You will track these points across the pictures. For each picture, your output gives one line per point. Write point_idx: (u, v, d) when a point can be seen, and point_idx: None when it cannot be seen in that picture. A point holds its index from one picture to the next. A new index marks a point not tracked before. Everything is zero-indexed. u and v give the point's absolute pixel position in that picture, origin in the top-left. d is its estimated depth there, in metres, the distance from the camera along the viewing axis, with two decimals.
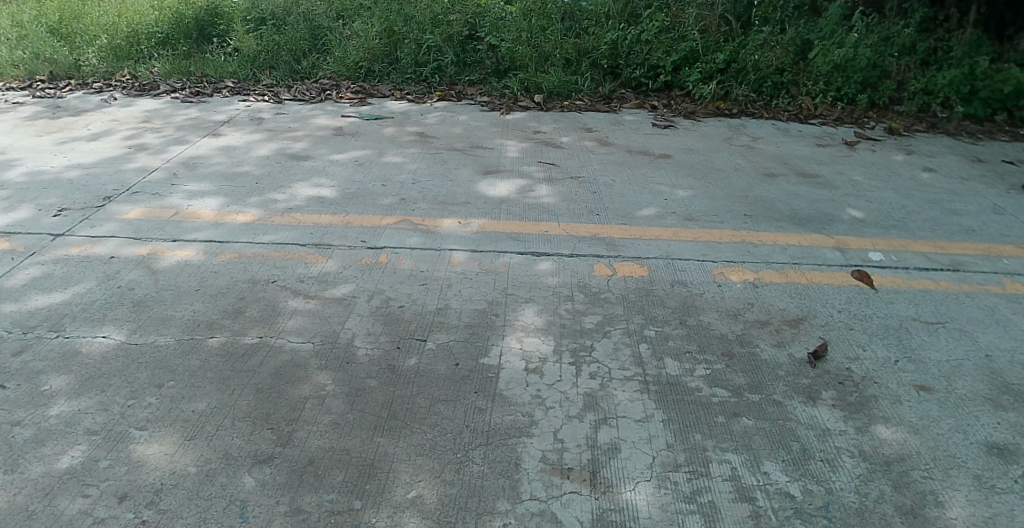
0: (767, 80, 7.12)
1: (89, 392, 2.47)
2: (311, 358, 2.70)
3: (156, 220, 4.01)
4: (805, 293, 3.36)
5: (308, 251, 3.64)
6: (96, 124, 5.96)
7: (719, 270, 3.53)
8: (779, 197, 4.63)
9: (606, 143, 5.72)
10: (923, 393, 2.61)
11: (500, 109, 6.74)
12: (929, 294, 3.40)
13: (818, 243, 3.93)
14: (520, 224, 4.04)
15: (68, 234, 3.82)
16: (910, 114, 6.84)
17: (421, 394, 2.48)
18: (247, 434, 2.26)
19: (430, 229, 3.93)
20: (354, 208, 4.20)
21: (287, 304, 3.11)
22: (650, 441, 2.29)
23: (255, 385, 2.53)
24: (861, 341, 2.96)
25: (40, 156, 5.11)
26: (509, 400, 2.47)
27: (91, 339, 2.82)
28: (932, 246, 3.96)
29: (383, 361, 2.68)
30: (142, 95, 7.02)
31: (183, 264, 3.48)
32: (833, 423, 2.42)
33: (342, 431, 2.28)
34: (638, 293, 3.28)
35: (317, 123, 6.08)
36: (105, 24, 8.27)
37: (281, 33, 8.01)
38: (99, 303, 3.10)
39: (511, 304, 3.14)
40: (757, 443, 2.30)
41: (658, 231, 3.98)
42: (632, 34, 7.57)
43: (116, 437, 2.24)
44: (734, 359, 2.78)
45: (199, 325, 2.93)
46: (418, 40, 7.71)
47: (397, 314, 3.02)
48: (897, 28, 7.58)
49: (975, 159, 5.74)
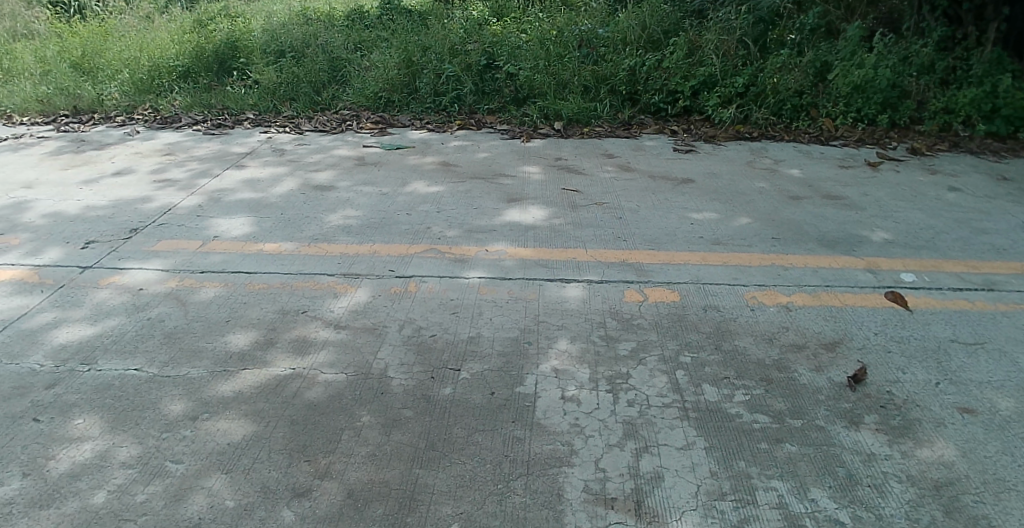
0: (786, 103, 7.14)
1: (123, 426, 2.47)
2: (345, 389, 2.68)
3: (183, 251, 4.05)
4: (840, 316, 3.31)
5: (337, 281, 3.64)
6: (120, 158, 6.06)
7: (750, 294, 3.50)
8: (807, 219, 4.59)
9: (627, 169, 5.73)
10: (967, 416, 2.56)
11: (519, 137, 6.79)
12: (965, 315, 3.35)
13: (849, 265, 3.88)
14: (548, 251, 4.03)
15: (96, 267, 3.86)
16: (932, 134, 6.82)
17: (457, 424, 2.46)
18: (284, 466, 2.25)
19: (459, 257, 3.93)
20: (381, 238, 4.20)
21: (318, 337, 3.10)
22: (693, 469, 2.24)
23: (290, 417, 2.52)
24: (899, 364, 2.91)
25: (67, 190, 5.19)
26: (547, 429, 2.43)
27: (124, 371, 2.82)
28: (965, 266, 3.91)
29: (418, 391, 2.66)
30: (165, 127, 7.15)
31: (214, 296, 3.50)
32: (877, 448, 2.37)
33: (380, 463, 2.26)
34: (670, 318, 3.24)
35: (339, 154, 6.14)
36: (127, 59, 8.49)
37: (301, 66, 8.15)
38: (130, 335, 3.12)
39: (544, 331, 3.12)
40: (802, 469, 2.25)
41: (686, 256, 3.96)
42: (650, 61, 7.65)
43: (153, 470, 2.24)
44: (773, 384, 2.74)
45: (231, 357, 2.93)
46: (437, 70, 7.80)
47: (430, 343, 3.01)
48: (914, 49, 7.59)
49: (1001, 177, 5.69)
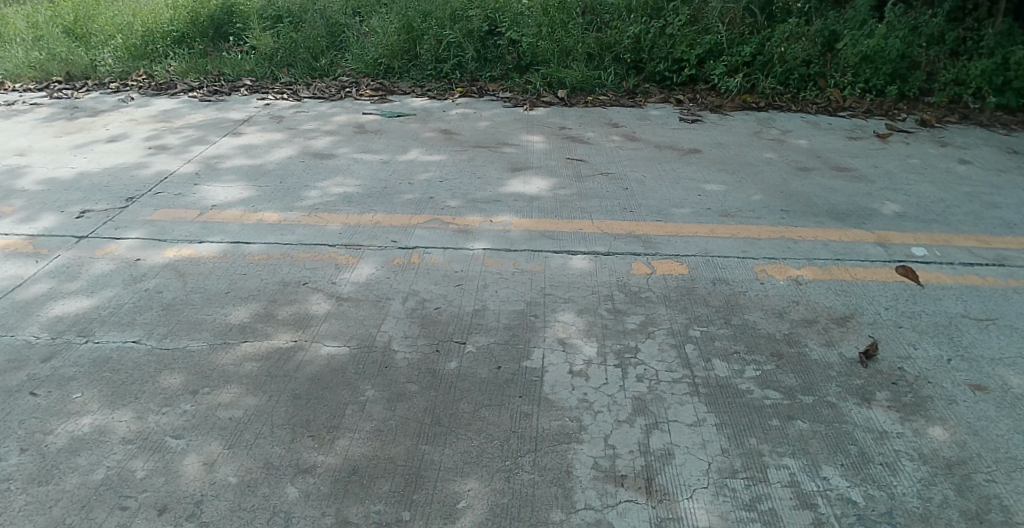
0: (794, 73, 7.01)
1: (121, 399, 2.43)
2: (348, 363, 2.63)
3: (180, 221, 3.96)
4: (850, 290, 3.25)
5: (338, 252, 3.57)
6: (114, 125, 5.92)
7: (760, 267, 3.43)
8: (815, 191, 4.51)
9: (633, 138, 5.62)
10: (979, 393, 2.52)
11: (522, 105, 6.65)
12: (976, 290, 3.30)
13: (859, 238, 3.82)
14: (553, 222, 3.95)
15: (92, 237, 3.77)
16: (941, 105, 6.70)
17: (463, 399, 2.41)
18: (287, 442, 2.21)
19: (462, 228, 3.84)
20: (383, 208, 4.12)
21: (320, 308, 3.04)
22: (703, 446, 2.20)
23: (292, 391, 2.47)
24: (910, 340, 2.86)
25: (60, 157, 5.08)
26: (555, 404, 2.39)
27: (122, 344, 2.77)
28: (976, 240, 3.85)
29: (423, 365, 2.61)
30: (160, 94, 6.99)
31: (213, 266, 3.43)
32: (889, 425, 2.33)
33: (384, 438, 2.22)
34: (679, 292, 3.18)
35: (338, 121, 6.01)
36: (120, 23, 8.27)
37: (298, 31, 7.95)
38: (128, 307, 3.05)
39: (550, 304, 3.06)
40: (813, 447, 2.21)
41: (694, 228, 3.89)
42: (655, 27, 7.45)
43: (153, 446, 2.19)
44: (784, 359, 2.69)
45: (231, 330, 2.87)
46: (437, 35, 7.60)
47: (434, 316, 2.95)
48: (923, 20, 7.35)
49: (1010, 150, 5.60)
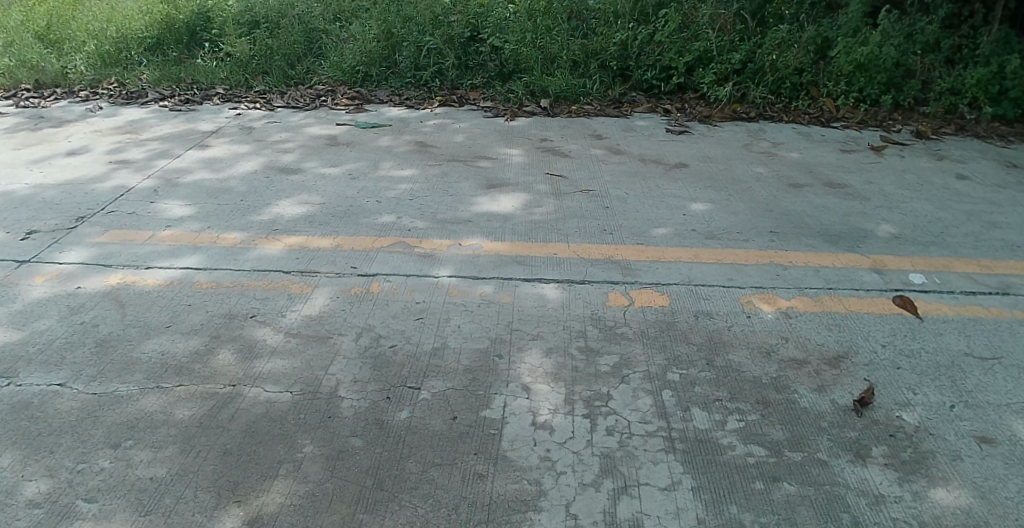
0: (785, 82, 6.79)
1: (35, 455, 2.17)
2: (289, 412, 2.38)
3: (129, 243, 3.70)
4: (843, 325, 3.01)
5: (292, 280, 3.32)
6: (78, 136, 5.66)
7: (747, 299, 3.19)
8: (807, 211, 4.28)
9: (617, 152, 5.38)
10: (985, 447, 2.28)
11: (504, 115, 6.41)
12: (979, 323, 3.06)
13: (853, 264, 3.58)
14: (525, 246, 3.71)
15: (33, 261, 3.51)
16: (937, 116, 6.49)
17: (411, 457, 2.16)
18: (209, 509, 1.95)
19: (427, 252, 3.60)
20: (345, 229, 3.87)
21: (265, 345, 2.79)
22: (677, 515, 1.96)
23: (223, 446, 2.22)
24: (909, 383, 2.62)
25: (15, 171, 4.81)
26: (514, 464, 2.14)
27: (45, 388, 2.51)
28: (976, 265, 3.62)
29: (370, 415, 2.36)
30: (130, 103, 6.73)
31: (156, 296, 3.18)
32: (886, 488, 2.09)
33: (318, 506, 1.97)
34: (658, 327, 2.94)
35: (311, 132, 5.76)
36: (93, 29, 8.00)
37: (275, 37, 7.69)
38: (59, 344, 2.80)
39: (517, 342, 2.81)
40: (801, 516, 1.97)
41: (677, 253, 3.64)
42: (643, 34, 7.21)
43: (60, 512, 1.94)
44: (770, 408, 2.45)
45: (166, 370, 2.62)
46: (418, 42, 7.36)
47: (389, 357, 2.70)
48: (919, 26, 7.15)
49: (1010, 164, 5.38)
